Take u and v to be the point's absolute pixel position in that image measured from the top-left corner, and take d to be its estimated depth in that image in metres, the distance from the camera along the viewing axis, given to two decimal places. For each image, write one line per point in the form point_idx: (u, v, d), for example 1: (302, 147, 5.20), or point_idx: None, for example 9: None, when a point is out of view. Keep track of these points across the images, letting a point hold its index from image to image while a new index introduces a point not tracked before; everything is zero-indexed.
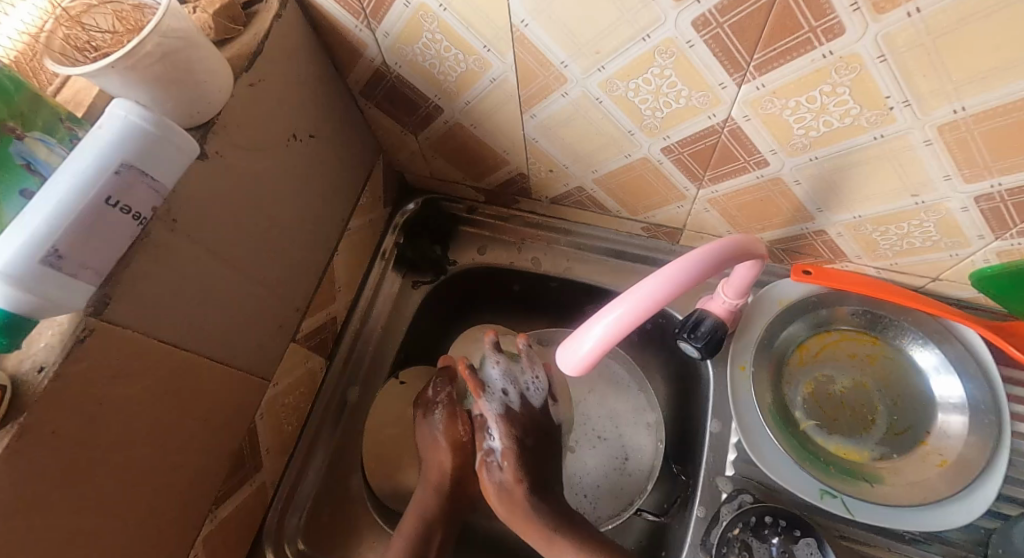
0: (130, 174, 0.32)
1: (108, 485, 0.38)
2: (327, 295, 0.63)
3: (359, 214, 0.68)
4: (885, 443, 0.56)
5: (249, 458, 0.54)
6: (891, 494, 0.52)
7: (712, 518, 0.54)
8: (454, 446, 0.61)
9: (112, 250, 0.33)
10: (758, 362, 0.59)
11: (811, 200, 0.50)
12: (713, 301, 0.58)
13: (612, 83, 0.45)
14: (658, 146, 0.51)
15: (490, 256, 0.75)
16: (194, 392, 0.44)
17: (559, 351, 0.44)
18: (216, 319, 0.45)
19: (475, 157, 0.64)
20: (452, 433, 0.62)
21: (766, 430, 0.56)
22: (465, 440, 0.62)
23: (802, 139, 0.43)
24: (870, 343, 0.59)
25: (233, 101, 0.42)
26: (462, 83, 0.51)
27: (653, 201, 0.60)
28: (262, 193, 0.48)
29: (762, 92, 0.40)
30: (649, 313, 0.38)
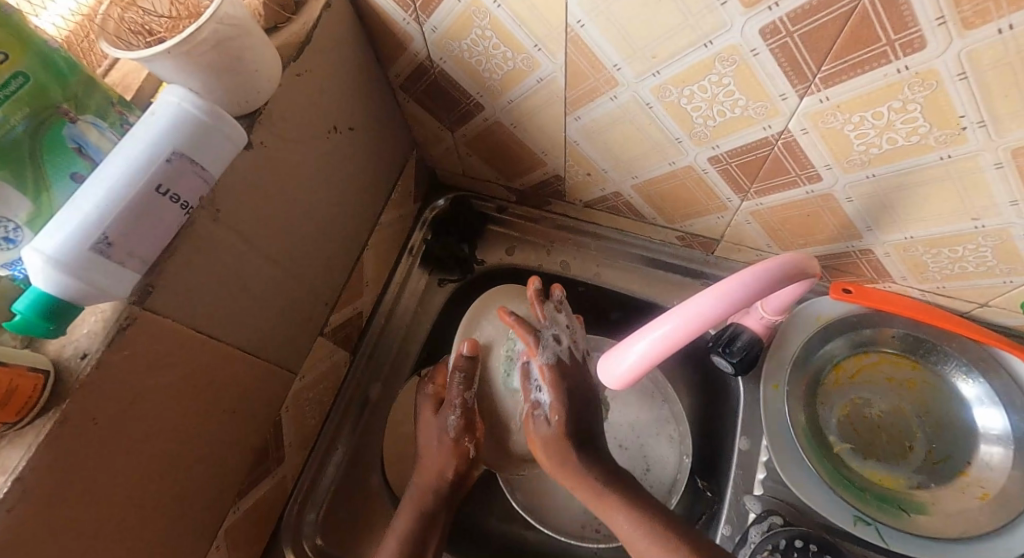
0: (181, 162, 0.32)
1: (140, 475, 0.37)
2: (356, 289, 0.63)
3: (390, 209, 0.67)
4: (923, 471, 0.54)
5: (273, 452, 0.54)
6: (927, 525, 0.51)
7: (740, 539, 0.53)
8: (457, 454, 0.58)
9: (160, 239, 0.32)
10: (792, 381, 0.57)
11: (862, 219, 0.48)
12: (749, 316, 0.57)
13: (665, 89, 0.43)
14: (705, 155, 0.49)
15: (518, 258, 0.74)
16: (225, 383, 0.43)
17: (600, 363, 0.44)
18: (250, 310, 0.44)
19: (512, 157, 0.63)
20: (458, 442, 0.59)
21: (798, 450, 0.55)
22: (471, 451, 0.59)
23: (862, 156, 0.41)
24: (909, 367, 0.57)
25: (280, 91, 0.41)
26: (507, 82, 0.50)
27: (691, 209, 0.59)
28: (301, 185, 0.47)
29: (826, 106, 0.38)
30: (699, 331, 0.38)
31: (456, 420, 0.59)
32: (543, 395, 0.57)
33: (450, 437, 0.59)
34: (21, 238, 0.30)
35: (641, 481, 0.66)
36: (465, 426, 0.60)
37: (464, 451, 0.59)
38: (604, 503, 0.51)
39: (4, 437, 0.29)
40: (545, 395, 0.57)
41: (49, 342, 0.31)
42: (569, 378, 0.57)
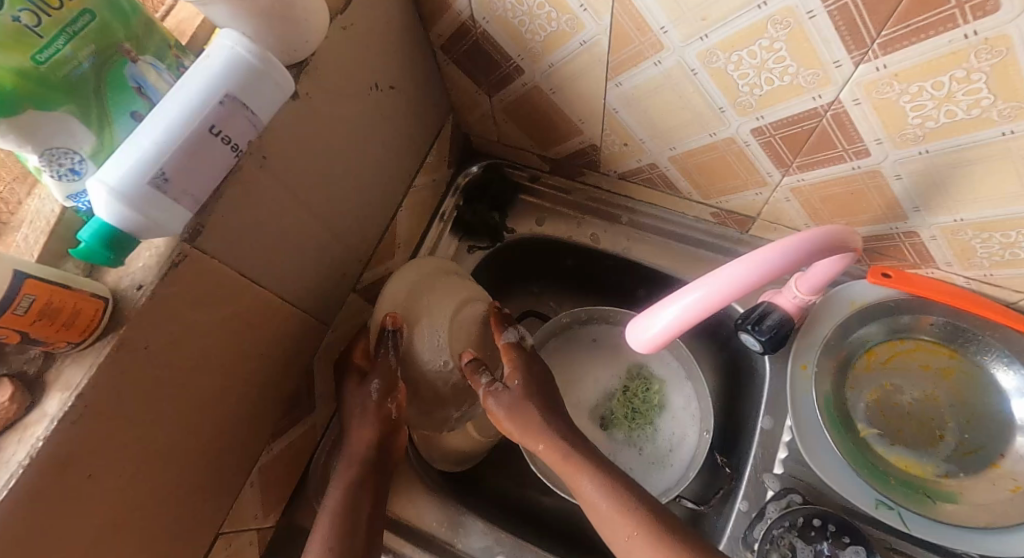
0: (232, 105, 0.33)
1: (185, 407, 0.39)
2: (388, 250, 0.64)
3: (425, 172, 0.68)
4: (953, 460, 0.53)
5: (303, 400, 0.56)
6: (955, 514, 0.50)
7: (756, 513, 0.54)
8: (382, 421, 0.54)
9: (210, 179, 0.34)
10: (821, 363, 0.57)
11: (909, 198, 0.47)
12: (781, 295, 0.56)
13: (713, 54, 0.42)
14: (748, 126, 0.48)
15: (548, 228, 0.74)
16: (264, 328, 0.45)
17: (630, 327, 0.45)
18: (290, 260, 0.46)
19: (548, 124, 0.63)
20: (382, 408, 0.54)
21: (822, 431, 0.55)
22: (393, 416, 0.55)
23: (917, 130, 0.40)
24: (946, 355, 0.55)
25: (327, 44, 0.42)
26: (550, 43, 0.50)
27: (728, 184, 0.58)
28: (341, 141, 0.48)
29: (882, 74, 0.37)
30: (733, 297, 0.38)
31: (379, 384, 0.55)
32: (371, 385, 0.55)
33: (372, 402, 0.55)
34: (86, 171, 0.32)
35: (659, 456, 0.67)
36: (388, 390, 0.55)
37: (387, 413, 0.55)
38: (574, 465, 0.53)
39: (68, 356, 0.32)
40: (370, 383, 0.55)
41: (107, 271, 0.33)
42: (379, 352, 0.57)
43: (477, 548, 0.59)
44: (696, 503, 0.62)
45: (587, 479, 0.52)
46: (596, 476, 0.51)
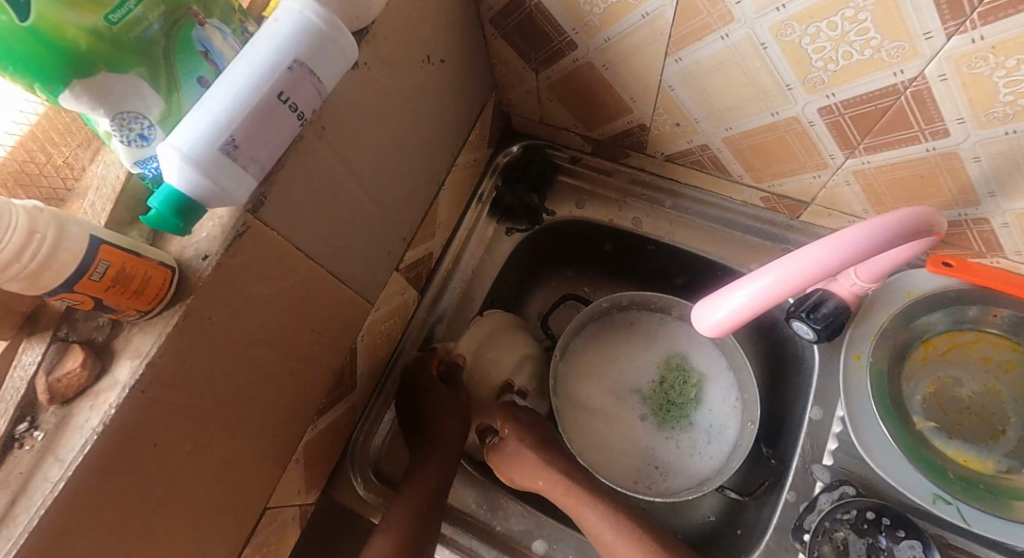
0: (300, 71, 0.32)
1: (244, 380, 0.39)
2: (430, 229, 0.63)
3: (467, 151, 0.67)
4: (1014, 456, 0.52)
5: (347, 378, 0.56)
6: (1020, 511, 0.48)
7: (805, 504, 0.53)
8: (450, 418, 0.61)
9: (276, 148, 0.33)
10: (876, 353, 0.55)
11: (986, 183, 0.45)
12: (838, 283, 0.54)
13: (788, 26, 0.40)
14: (816, 105, 0.46)
15: (588, 212, 0.72)
16: (317, 303, 0.44)
17: (696, 311, 0.45)
18: (342, 235, 0.45)
19: (597, 104, 0.61)
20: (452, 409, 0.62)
21: (876, 422, 0.54)
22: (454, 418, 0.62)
23: (1006, 107, 0.38)
24: (1010, 348, 0.53)
25: (386, 10, 0.40)
26: (609, 16, 0.48)
27: (785, 166, 0.55)
28: (394, 113, 0.47)
29: (977, 47, 0.35)
30: (808, 280, 0.37)
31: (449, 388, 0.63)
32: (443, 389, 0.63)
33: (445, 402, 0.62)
34: (153, 138, 0.31)
35: (698, 445, 0.66)
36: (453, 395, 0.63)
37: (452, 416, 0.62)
38: (572, 499, 0.58)
39: (136, 324, 0.31)
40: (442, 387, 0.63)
41: (172, 241, 0.33)
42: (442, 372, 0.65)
43: (517, 531, 0.59)
44: (739, 494, 0.62)
45: (587, 509, 0.57)
46: (599, 507, 0.56)
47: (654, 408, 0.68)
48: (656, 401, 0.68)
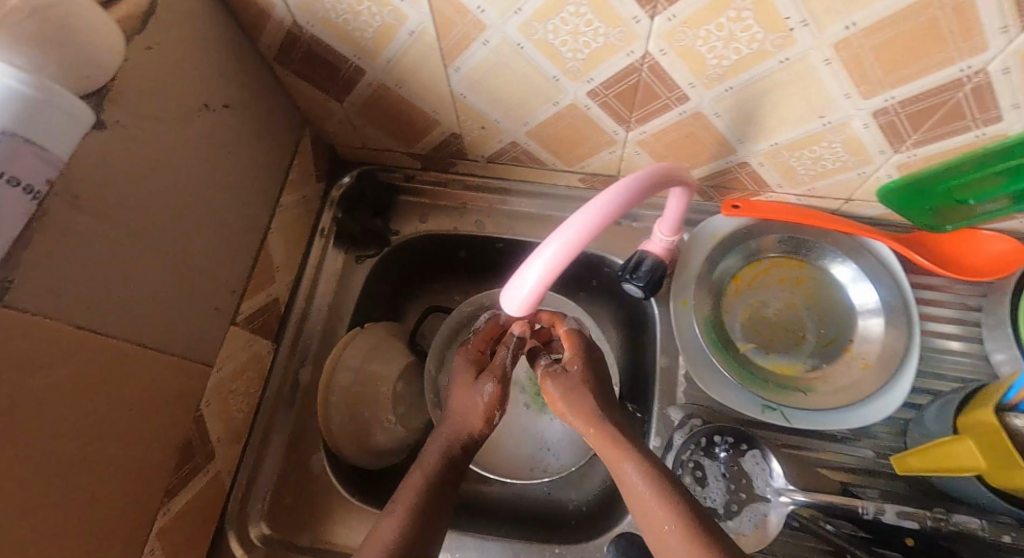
0: (13, 143, 0.30)
1: (44, 483, 0.36)
2: (266, 275, 0.61)
3: (291, 189, 0.65)
4: (816, 354, 0.60)
5: (198, 448, 0.53)
6: (821, 400, 0.57)
7: (666, 445, 0.58)
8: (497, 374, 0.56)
9: (9, 226, 0.31)
10: (697, 295, 0.62)
11: (731, 133, 0.52)
12: (651, 242, 0.60)
13: (530, 26, 0.45)
14: (584, 90, 0.51)
15: (433, 224, 0.74)
16: (128, 381, 0.42)
17: (502, 297, 0.46)
18: (143, 303, 0.43)
19: (404, 121, 0.63)
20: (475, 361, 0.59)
21: (709, 357, 0.60)
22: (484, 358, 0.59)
23: (717, 69, 0.45)
24: (796, 266, 0.63)
25: (125, 66, 0.39)
26: (381, 38, 0.50)
27: (584, 147, 0.61)
28: (180, 169, 0.45)
29: (674, 24, 0.41)
30: (583, 243, 0.41)
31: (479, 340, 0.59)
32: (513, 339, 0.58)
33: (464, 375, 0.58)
34: None
35: None
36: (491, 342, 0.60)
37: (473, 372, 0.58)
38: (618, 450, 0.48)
39: None
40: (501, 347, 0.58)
41: None
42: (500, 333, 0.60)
43: None
44: None
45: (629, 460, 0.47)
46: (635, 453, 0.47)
47: (534, 396, 0.74)
48: (534, 389, 0.74)
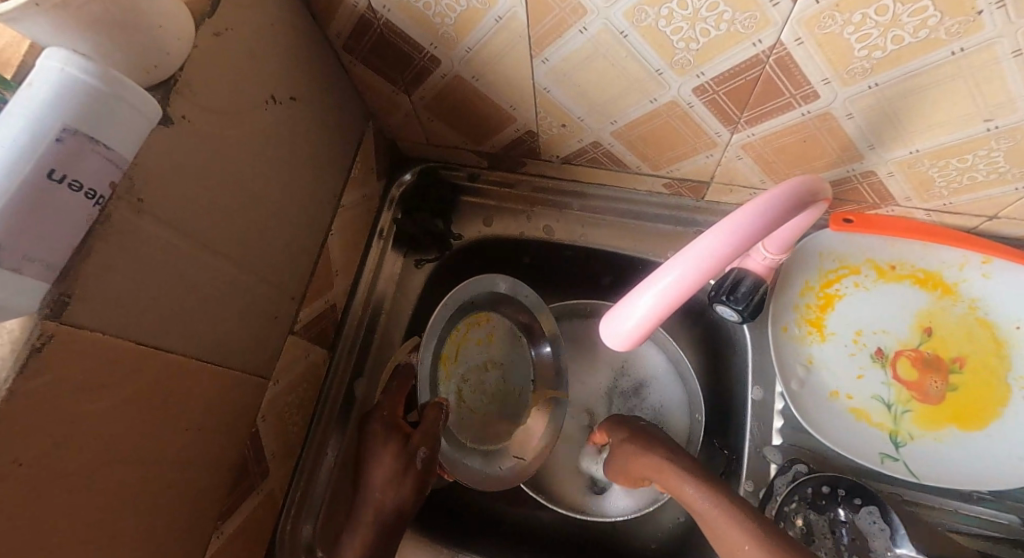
0: (75, 142, 0.26)
1: (95, 514, 0.33)
2: (324, 280, 0.58)
3: (352, 188, 0.61)
4: (971, 407, 0.50)
5: (254, 466, 0.49)
6: (956, 455, 0.50)
7: (766, 493, 0.52)
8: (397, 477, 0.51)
9: (66, 238, 0.27)
10: (799, 321, 0.56)
11: (863, 138, 0.45)
12: (750, 259, 0.51)
13: (641, 11, 0.38)
14: (689, 86, 0.44)
15: (598, 242, 0.67)
16: (183, 400, 0.38)
17: (601, 325, 0.40)
18: (200, 312, 0.39)
19: (477, 116, 0.57)
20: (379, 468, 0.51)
21: (813, 398, 0.53)
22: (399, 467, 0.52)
23: (863, 62, 0.38)
24: (951, 302, 0.53)
25: (197, 54, 0.35)
26: (463, 26, 0.44)
27: (971, 180, 0.46)
28: (243, 168, 0.42)
29: (823, 6, 0.34)
30: (708, 274, 0.34)
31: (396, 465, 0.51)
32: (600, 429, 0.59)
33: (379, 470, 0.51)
34: None
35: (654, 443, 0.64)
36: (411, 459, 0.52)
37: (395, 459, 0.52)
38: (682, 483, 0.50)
39: None
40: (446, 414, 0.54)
41: None
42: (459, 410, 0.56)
43: None
44: None
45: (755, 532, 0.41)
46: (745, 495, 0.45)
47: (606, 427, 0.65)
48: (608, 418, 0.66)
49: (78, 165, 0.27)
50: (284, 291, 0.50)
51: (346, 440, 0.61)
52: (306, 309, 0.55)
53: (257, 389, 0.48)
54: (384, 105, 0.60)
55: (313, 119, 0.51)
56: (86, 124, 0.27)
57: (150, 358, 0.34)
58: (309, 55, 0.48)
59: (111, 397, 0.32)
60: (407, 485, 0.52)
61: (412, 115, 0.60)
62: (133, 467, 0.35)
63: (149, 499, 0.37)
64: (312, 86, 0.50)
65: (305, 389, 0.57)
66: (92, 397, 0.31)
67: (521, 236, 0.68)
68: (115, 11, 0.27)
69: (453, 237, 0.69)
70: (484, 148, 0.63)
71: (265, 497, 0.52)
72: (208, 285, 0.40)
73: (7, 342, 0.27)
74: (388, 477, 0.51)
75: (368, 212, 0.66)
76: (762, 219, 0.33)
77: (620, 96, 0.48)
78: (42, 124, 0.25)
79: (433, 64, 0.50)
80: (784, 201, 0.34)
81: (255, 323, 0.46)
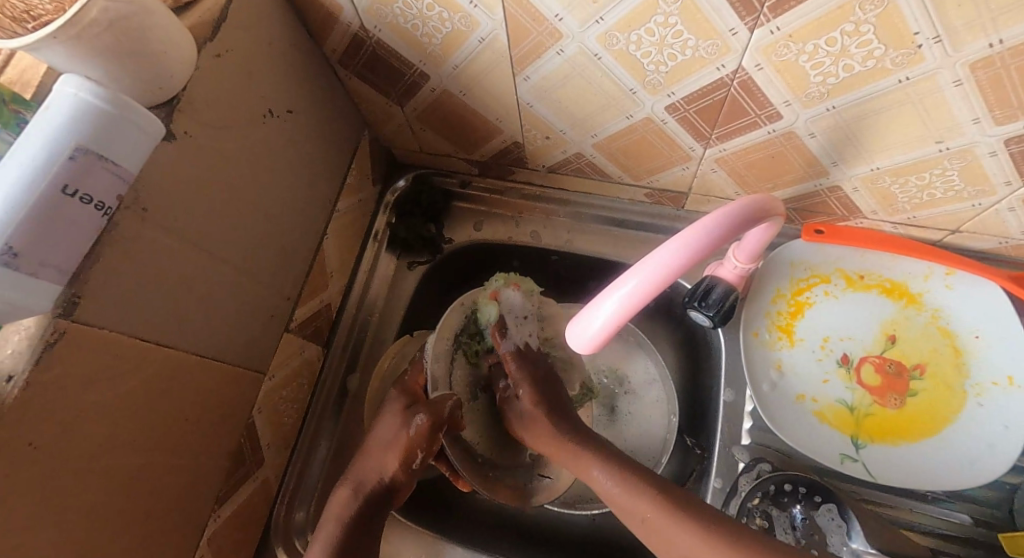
0: (87, 159, 0.29)
1: (100, 494, 0.36)
2: (319, 281, 0.61)
3: (347, 194, 0.64)
4: (928, 412, 0.53)
5: (249, 456, 0.52)
6: (914, 457, 0.52)
7: (730, 489, 0.55)
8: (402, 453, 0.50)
9: (76, 245, 0.30)
10: (770, 327, 0.58)
11: (827, 155, 0.47)
12: (723, 267, 0.54)
13: (612, 36, 0.41)
14: (662, 104, 0.47)
15: (582, 248, 0.69)
16: (183, 393, 0.41)
17: (570, 328, 0.43)
18: (199, 312, 0.42)
19: (466, 127, 0.60)
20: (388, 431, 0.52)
21: (781, 401, 0.56)
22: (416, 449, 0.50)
23: (820, 87, 0.40)
24: (913, 312, 0.56)
25: (199, 76, 0.38)
26: (448, 46, 0.47)
27: (932, 197, 0.48)
28: (240, 177, 0.44)
29: (777, 37, 0.36)
30: (665, 283, 0.37)
31: (422, 423, 0.49)
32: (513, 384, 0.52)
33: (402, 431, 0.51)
34: None
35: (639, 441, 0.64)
36: (429, 435, 0.49)
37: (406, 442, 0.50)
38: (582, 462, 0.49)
39: None
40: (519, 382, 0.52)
41: None
42: (535, 369, 0.52)
43: None
44: None
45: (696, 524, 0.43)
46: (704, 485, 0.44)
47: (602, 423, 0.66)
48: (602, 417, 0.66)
49: (89, 180, 0.30)
50: (280, 291, 0.53)
51: (337, 435, 0.64)
52: (302, 308, 0.58)
53: (253, 383, 0.51)
54: (378, 115, 0.63)
55: (309, 130, 0.54)
56: (97, 143, 0.30)
57: (152, 353, 0.38)
58: (306, 70, 0.51)
59: (117, 388, 0.35)
60: (394, 457, 0.51)
61: (405, 125, 0.63)
62: (137, 452, 0.38)
63: (151, 482, 0.40)
64: (310, 98, 0.53)
65: (300, 383, 0.60)
66: (102, 387, 0.34)
67: (509, 240, 0.71)
68: (123, 42, 0.30)
69: (444, 241, 0.71)
70: (474, 156, 0.66)
71: (259, 484, 0.55)
72: (207, 286, 0.43)
73: (24, 337, 0.30)
74: (387, 438, 0.51)
75: (364, 215, 0.69)
76: (715, 233, 0.36)
77: (599, 112, 0.51)
78: (58, 144, 0.28)
79: (423, 79, 0.53)
80: (733, 218, 0.37)
81: (253, 321, 0.49)
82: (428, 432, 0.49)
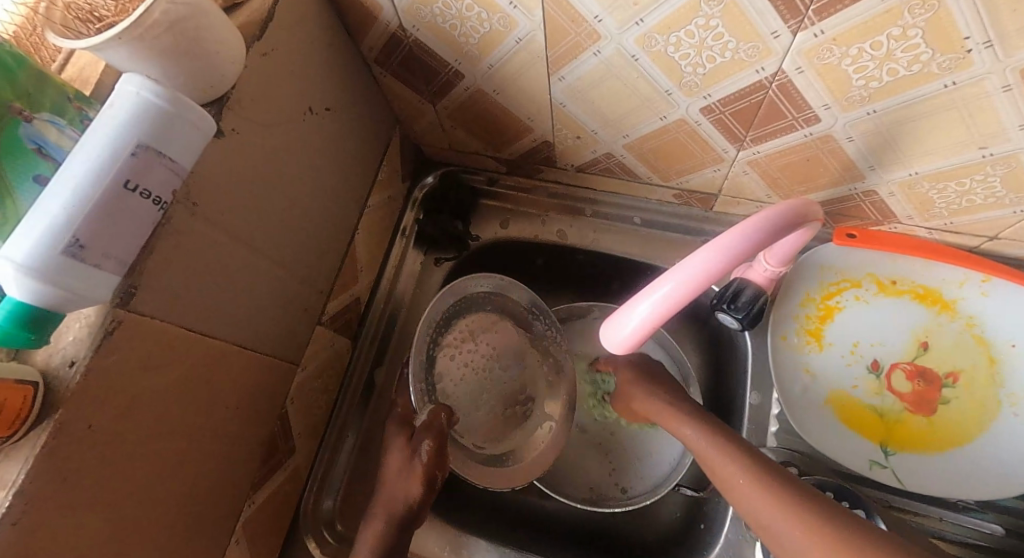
0: (147, 155, 0.30)
1: (148, 477, 0.37)
2: (350, 275, 0.62)
3: (378, 190, 0.65)
4: (962, 422, 0.53)
5: (282, 445, 0.54)
6: (944, 467, 0.52)
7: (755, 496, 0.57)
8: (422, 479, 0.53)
9: (135, 238, 0.31)
10: (800, 331, 0.58)
11: (864, 159, 0.47)
12: (752, 269, 0.53)
13: (651, 38, 0.41)
14: (697, 106, 0.47)
15: (608, 247, 0.69)
16: (224, 382, 0.42)
17: (604, 328, 0.43)
18: (240, 303, 0.43)
19: (497, 126, 0.60)
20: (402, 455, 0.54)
21: (808, 406, 0.56)
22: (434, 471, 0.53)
23: (861, 91, 0.40)
24: (948, 320, 0.55)
25: (247, 73, 0.39)
26: (485, 45, 0.47)
27: (971, 203, 0.47)
28: (281, 173, 0.46)
29: (821, 40, 0.36)
30: (702, 286, 0.37)
31: (427, 448, 0.53)
32: None
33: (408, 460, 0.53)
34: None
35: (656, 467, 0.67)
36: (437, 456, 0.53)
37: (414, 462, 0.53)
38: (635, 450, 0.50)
39: None
40: None
41: (36, 351, 0.31)
42: None
43: None
44: (695, 490, 0.63)
45: None
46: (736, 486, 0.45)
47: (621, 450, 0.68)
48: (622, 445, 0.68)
49: (148, 176, 0.31)
50: (314, 285, 0.55)
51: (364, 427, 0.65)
52: (333, 301, 0.59)
53: (287, 374, 0.52)
54: (410, 113, 0.64)
55: (345, 126, 0.55)
56: (155, 140, 0.31)
57: (199, 343, 0.39)
58: (344, 68, 0.52)
59: (166, 377, 0.36)
60: (414, 476, 0.53)
61: (436, 123, 0.64)
62: (182, 438, 0.39)
63: (193, 467, 0.41)
64: (346, 96, 0.54)
65: (330, 375, 0.61)
66: (152, 374, 0.35)
67: (535, 238, 0.71)
68: (180, 42, 0.31)
69: (471, 238, 0.72)
70: (503, 154, 0.66)
71: (290, 474, 0.57)
72: (248, 278, 0.44)
73: (84, 325, 0.31)
74: (401, 467, 0.54)
75: (393, 211, 0.70)
76: (751, 241, 0.36)
77: (632, 113, 0.51)
78: (120, 141, 0.29)
79: (457, 79, 0.54)
80: (772, 224, 0.37)
81: (288, 314, 0.50)
82: (436, 453, 0.53)
